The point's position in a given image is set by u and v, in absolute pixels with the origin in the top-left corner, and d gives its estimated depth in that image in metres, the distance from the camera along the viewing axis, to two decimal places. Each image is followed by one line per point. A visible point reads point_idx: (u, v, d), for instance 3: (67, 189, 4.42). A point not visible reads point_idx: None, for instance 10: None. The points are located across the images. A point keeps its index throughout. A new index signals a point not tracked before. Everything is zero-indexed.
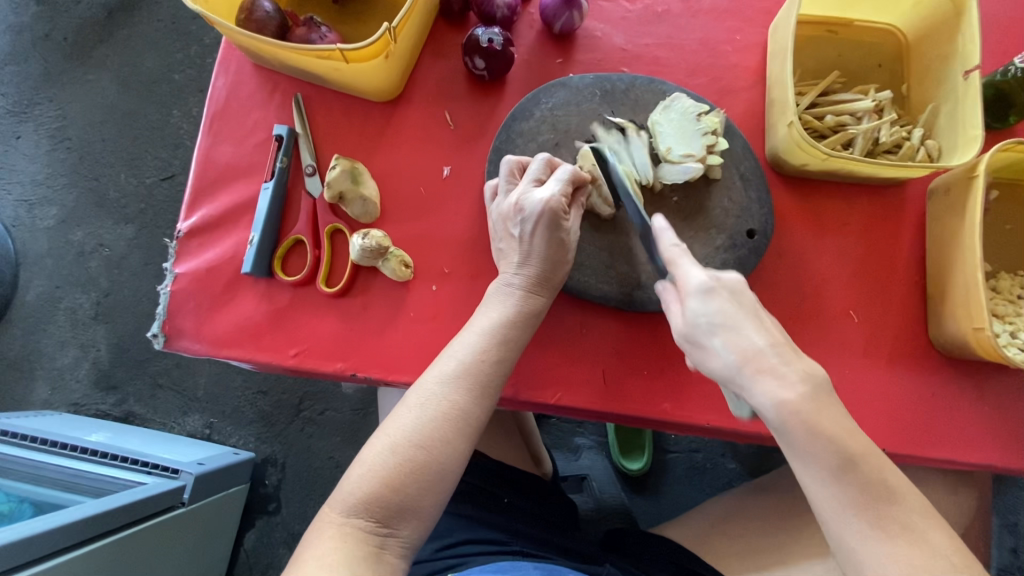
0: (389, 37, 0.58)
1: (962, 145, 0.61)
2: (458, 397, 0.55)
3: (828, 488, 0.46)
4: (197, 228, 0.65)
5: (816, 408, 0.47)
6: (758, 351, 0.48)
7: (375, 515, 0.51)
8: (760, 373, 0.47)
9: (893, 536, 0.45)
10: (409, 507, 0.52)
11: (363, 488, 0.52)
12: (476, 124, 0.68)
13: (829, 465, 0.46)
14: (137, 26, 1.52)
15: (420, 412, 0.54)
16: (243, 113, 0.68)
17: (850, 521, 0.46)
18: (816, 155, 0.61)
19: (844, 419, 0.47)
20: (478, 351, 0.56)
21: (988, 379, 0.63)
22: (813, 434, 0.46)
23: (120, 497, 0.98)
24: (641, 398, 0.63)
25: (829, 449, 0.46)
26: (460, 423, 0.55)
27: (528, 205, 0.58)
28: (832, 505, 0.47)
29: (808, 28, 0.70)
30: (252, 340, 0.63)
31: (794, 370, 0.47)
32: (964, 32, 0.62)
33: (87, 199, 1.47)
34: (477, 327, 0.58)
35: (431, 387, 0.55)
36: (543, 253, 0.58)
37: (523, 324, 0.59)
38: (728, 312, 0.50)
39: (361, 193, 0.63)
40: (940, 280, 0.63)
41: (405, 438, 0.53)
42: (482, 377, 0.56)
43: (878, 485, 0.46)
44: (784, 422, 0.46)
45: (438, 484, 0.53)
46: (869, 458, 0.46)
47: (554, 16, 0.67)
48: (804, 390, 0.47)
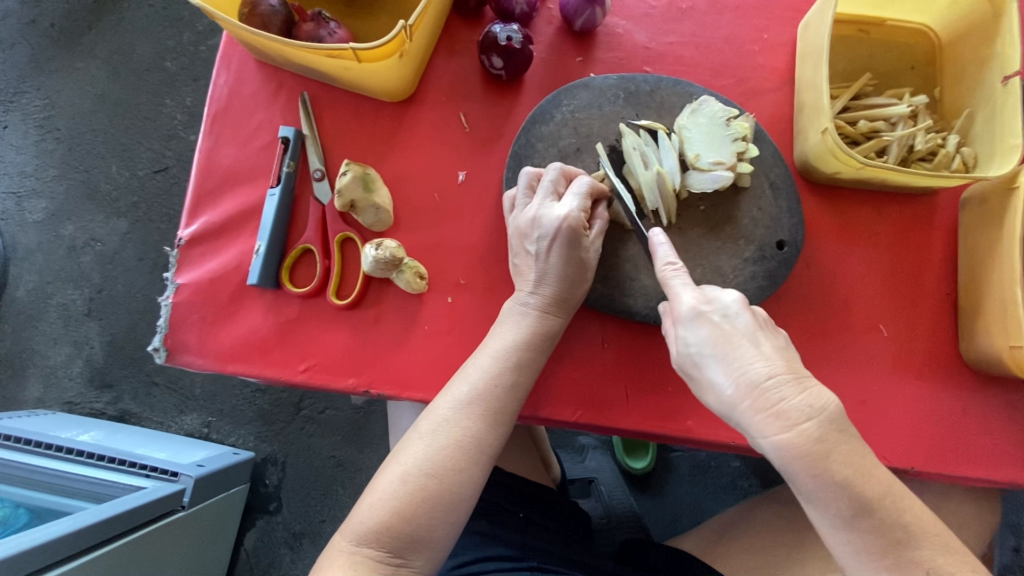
0: (404, 35, 0.54)
1: (1001, 154, 0.58)
2: (471, 424, 0.53)
3: (844, 530, 0.44)
4: (198, 236, 0.62)
5: (827, 446, 0.43)
6: (756, 382, 0.45)
7: (385, 545, 0.49)
8: (759, 407, 0.45)
9: None
10: (422, 537, 0.50)
11: (374, 517, 0.49)
12: (493, 126, 0.65)
13: (841, 510, 0.44)
14: (127, 11, 1.47)
15: (432, 439, 0.52)
16: (246, 111, 0.64)
17: (866, 564, 0.44)
18: (850, 163, 0.58)
19: (859, 455, 0.44)
20: (493, 375, 0.54)
21: (1017, 393, 0.62)
22: (822, 476, 0.43)
23: (118, 503, 0.95)
24: (664, 414, 0.60)
25: (843, 493, 0.43)
26: (474, 450, 0.52)
27: (547, 222, 0.55)
28: (850, 549, 0.45)
29: (839, 27, 0.67)
30: (258, 354, 0.60)
31: (799, 403, 0.44)
32: (1003, 36, 0.59)
33: (77, 192, 1.43)
34: (492, 349, 0.55)
35: (442, 412, 0.53)
36: (561, 275, 0.56)
37: (540, 347, 0.56)
38: (720, 340, 0.47)
39: (373, 201, 0.60)
40: (973, 294, 0.61)
41: (417, 466, 0.51)
42: (497, 402, 0.54)
43: (898, 531, 0.43)
44: (787, 463, 0.44)
45: (451, 514, 0.51)
46: (887, 501, 0.44)
47: (576, 12, 0.64)
48: (810, 426, 0.43)
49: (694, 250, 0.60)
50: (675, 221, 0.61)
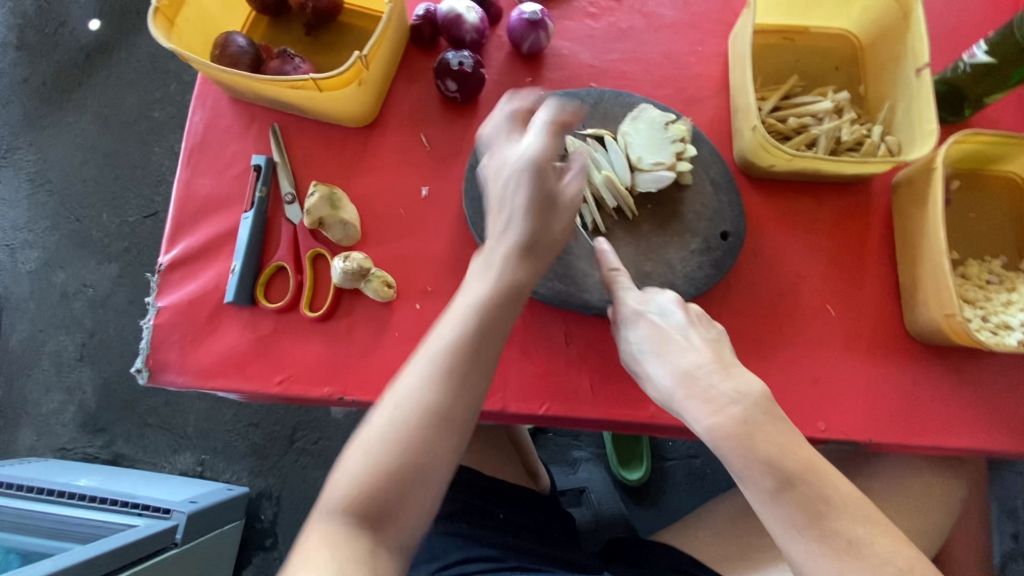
0: (361, 65, 0.60)
1: (919, 138, 0.63)
2: (451, 373, 0.49)
3: (772, 510, 0.47)
4: (178, 261, 0.65)
5: (751, 428, 0.48)
6: (688, 371, 0.51)
7: (361, 515, 0.45)
8: (692, 394, 0.51)
9: (839, 554, 0.45)
10: (404, 496, 0.46)
11: (350, 483, 0.45)
12: (452, 144, 0.69)
13: (766, 486, 0.47)
14: (115, 67, 1.54)
15: (410, 393, 0.48)
16: (221, 144, 0.69)
17: (795, 543, 0.46)
18: (780, 156, 0.63)
19: (781, 435, 0.48)
20: (467, 331, 0.50)
21: (963, 363, 0.65)
22: (750, 452, 0.47)
23: (109, 541, 0.96)
24: (628, 402, 0.63)
25: (769, 470, 0.47)
26: (455, 399, 0.49)
27: (513, 154, 0.55)
28: (779, 528, 0.47)
29: (765, 36, 0.73)
30: (236, 369, 0.62)
31: (726, 390, 0.50)
32: (912, 35, 0.65)
33: (69, 240, 1.47)
34: (466, 306, 0.52)
35: (415, 381, 0.49)
36: (531, 216, 0.54)
37: (518, 304, 0.53)
38: (657, 337, 0.54)
39: (340, 216, 0.64)
40: (910, 270, 0.65)
41: (393, 421, 0.47)
42: (473, 364, 0.50)
43: (824, 507, 0.46)
44: (717, 441, 0.49)
45: (434, 468, 0.47)
46: (807, 475, 0.47)
47: (521, 37, 0.70)
48: (736, 411, 0.49)
49: (645, 244, 0.64)
50: (629, 219, 0.65)
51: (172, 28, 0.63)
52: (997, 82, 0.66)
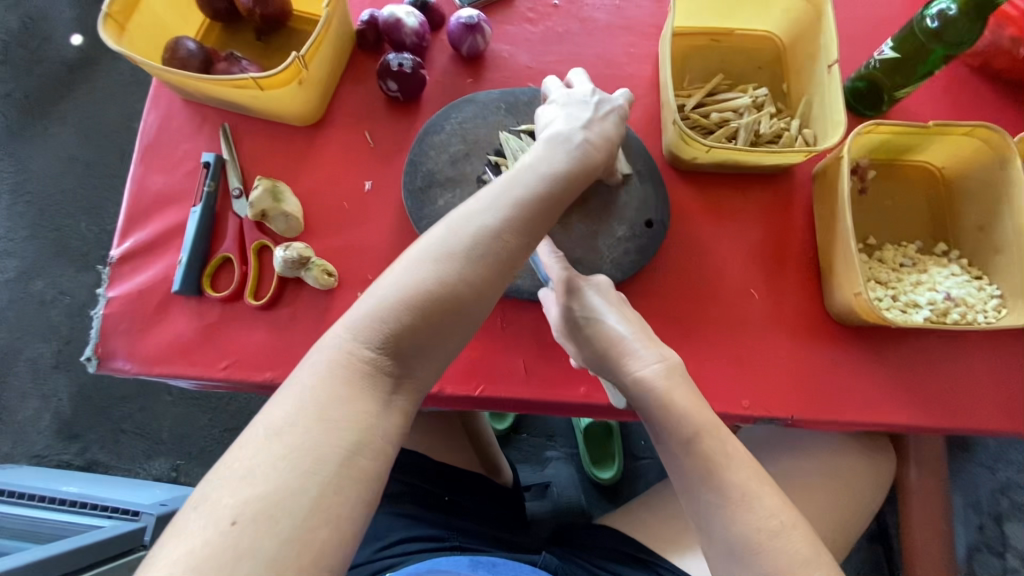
0: (299, 65, 0.64)
1: (831, 129, 0.67)
2: (510, 233, 0.49)
3: (681, 460, 0.52)
4: (129, 253, 0.68)
5: (669, 384, 0.53)
6: (619, 336, 0.56)
7: (383, 349, 0.46)
8: (622, 355, 0.56)
9: (734, 503, 0.50)
10: (427, 345, 0.47)
11: (384, 312, 0.46)
12: (395, 141, 0.73)
13: (679, 438, 0.52)
14: (96, 80, 1.58)
15: (468, 237, 0.48)
16: (174, 143, 0.72)
17: (699, 491, 0.51)
18: (699, 147, 0.67)
19: (695, 397, 0.54)
20: (487, 224, 0.48)
21: (880, 343, 0.69)
22: (665, 408, 0.53)
23: (77, 540, 0.97)
24: (561, 383, 0.66)
25: (683, 423, 0.52)
26: (506, 264, 0.49)
27: (609, 100, 0.63)
28: (687, 478, 0.52)
29: (693, 38, 0.78)
30: (182, 357, 0.65)
31: (650, 353, 0.56)
32: (824, 34, 0.70)
33: (47, 249, 1.49)
34: (490, 207, 0.49)
35: (409, 272, 0.46)
36: (567, 147, 0.56)
37: (541, 213, 0.51)
38: (594, 307, 0.59)
39: (282, 209, 0.67)
40: (827, 254, 0.68)
41: (445, 261, 0.47)
42: (487, 263, 0.48)
43: (726, 462, 0.51)
44: (641, 395, 0.54)
45: (463, 324, 0.48)
46: (714, 433, 0.52)
47: (460, 40, 0.74)
48: (659, 369, 0.54)
49: (574, 231, 0.68)
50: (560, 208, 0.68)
51: (124, 34, 0.66)
52: (910, 71, 0.70)
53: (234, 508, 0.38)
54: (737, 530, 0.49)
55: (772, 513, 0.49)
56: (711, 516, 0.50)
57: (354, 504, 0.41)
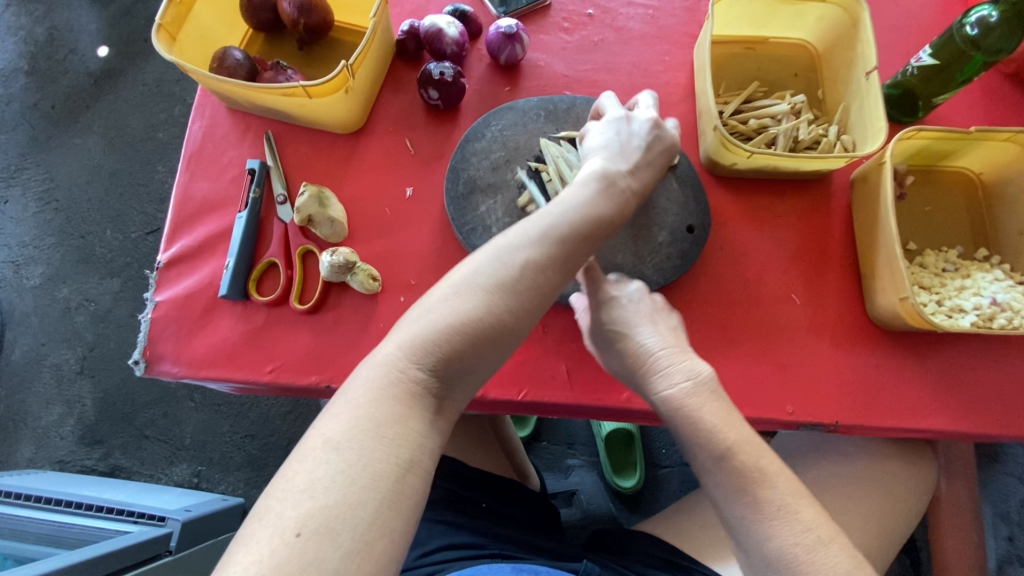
0: (347, 73, 0.65)
1: (872, 134, 0.67)
2: (552, 261, 0.49)
3: (712, 474, 0.51)
4: (176, 258, 0.69)
5: (698, 402, 0.52)
6: (651, 351, 0.56)
7: (428, 371, 0.46)
8: (653, 371, 0.55)
9: (769, 517, 0.48)
10: (470, 368, 0.47)
11: (427, 335, 0.46)
12: (435, 148, 0.74)
13: (710, 453, 0.51)
14: (123, 90, 1.61)
15: (512, 266, 0.48)
16: (218, 150, 0.73)
17: (731, 506, 0.50)
18: (740, 153, 0.67)
19: (726, 412, 0.53)
20: (532, 253, 0.48)
21: (923, 348, 0.68)
22: (696, 423, 0.52)
23: (106, 545, 0.98)
24: (603, 387, 0.66)
25: (711, 439, 0.51)
26: (547, 292, 0.49)
27: (658, 129, 0.61)
28: (720, 492, 0.51)
29: (728, 46, 0.78)
30: (228, 360, 0.66)
31: (680, 369, 0.54)
32: (862, 40, 0.70)
33: (73, 257, 1.51)
34: (534, 236, 0.49)
35: (456, 297, 0.47)
36: (609, 182, 0.54)
37: (581, 244, 0.51)
38: (626, 320, 0.58)
39: (328, 214, 0.68)
40: (868, 259, 0.68)
41: (488, 289, 0.47)
42: (530, 292, 0.48)
43: (761, 476, 0.49)
44: (671, 411, 0.53)
45: (506, 348, 0.48)
46: (746, 447, 0.51)
47: (499, 49, 0.75)
48: (688, 387, 0.53)
49: (616, 236, 0.68)
50: None
51: (174, 43, 0.68)
52: (946, 80, 0.70)
53: (298, 520, 0.38)
54: (772, 545, 0.48)
55: (807, 527, 0.48)
56: (743, 531, 0.49)
57: (407, 518, 0.41)
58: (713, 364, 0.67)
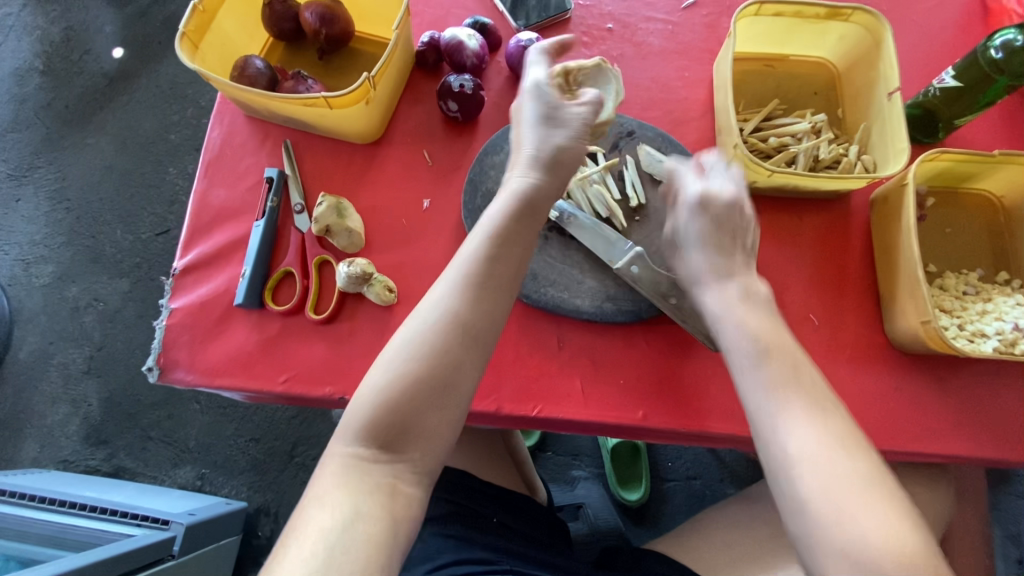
0: (369, 85, 0.65)
1: (893, 156, 0.67)
2: (461, 306, 0.53)
3: (749, 369, 0.53)
4: (191, 265, 0.69)
5: (747, 313, 0.55)
6: (717, 264, 0.58)
7: (377, 439, 0.50)
8: (712, 279, 0.58)
9: (799, 413, 0.50)
10: (417, 426, 0.51)
11: (366, 407, 0.51)
12: (453, 159, 0.74)
13: (749, 352, 0.53)
14: (136, 92, 1.62)
15: (419, 323, 0.52)
16: (237, 158, 0.73)
17: (763, 398, 0.51)
18: (761, 171, 0.67)
19: (771, 323, 0.55)
20: (435, 311, 0.53)
21: (944, 372, 0.67)
22: (741, 327, 0.54)
23: (110, 548, 0.97)
24: (619, 405, 0.65)
25: (753, 341, 0.53)
26: (464, 333, 0.52)
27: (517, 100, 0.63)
28: (752, 388, 0.52)
29: (748, 63, 0.78)
30: (243, 369, 0.65)
31: (738, 287, 0.57)
32: (885, 61, 0.70)
33: (83, 256, 1.52)
34: (434, 299, 0.54)
35: (375, 376, 0.51)
36: (522, 192, 0.57)
37: (485, 286, 0.54)
38: (706, 231, 0.58)
39: (346, 225, 0.68)
40: (888, 281, 0.68)
41: (402, 350, 0.52)
42: (441, 336, 0.52)
43: (795, 378, 0.51)
44: (719, 314, 0.56)
45: (443, 397, 0.51)
46: (784, 353, 0.53)
47: (519, 62, 0.75)
48: (738, 301, 0.56)
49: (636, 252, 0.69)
50: (627, 227, 0.71)
51: (197, 52, 0.68)
52: (969, 103, 0.70)
53: None
54: (795, 438, 0.49)
55: (865, 473, 0.47)
56: (769, 424, 0.50)
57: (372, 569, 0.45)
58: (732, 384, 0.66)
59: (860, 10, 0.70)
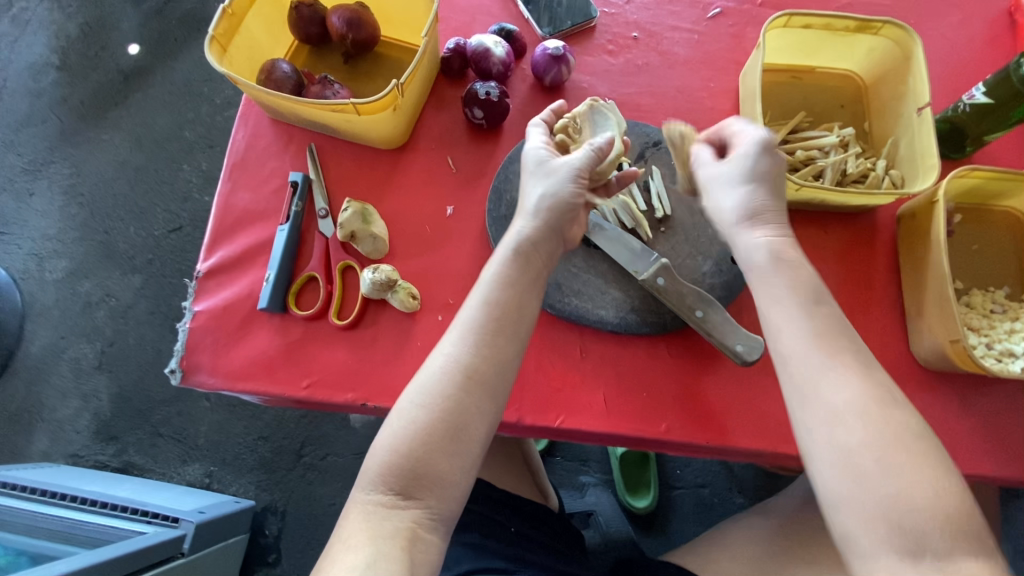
0: (397, 92, 0.65)
1: (922, 172, 0.67)
2: (464, 355, 0.56)
3: (801, 321, 0.54)
4: (215, 268, 0.69)
5: (779, 258, 0.57)
6: (747, 219, 0.59)
7: (392, 485, 0.53)
8: (750, 235, 0.59)
9: (847, 370, 0.52)
10: (429, 473, 0.53)
11: (382, 456, 0.54)
12: (477, 166, 0.74)
13: (800, 307, 0.55)
14: (152, 89, 1.63)
15: (427, 374, 0.56)
16: (261, 161, 0.73)
17: (815, 353, 0.53)
18: (788, 185, 0.66)
19: (811, 278, 0.57)
20: (440, 358, 0.56)
21: (969, 390, 0.67)
22: (778, 278, 0.56)
23: (121, 546, 0.97)
24: (642, 418, 0.65)
25: (800, 295, 0.55)
26: (467, 379, 0.55)
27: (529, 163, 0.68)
28: (802, 342, 0.54)
29: (774, 75, 0.78)
30: (265, 373, 0.65)
31: (763, 233, 0.59)
32: (915, 75, 0.69)
33: (96, 251, 1.52)
34: (443, 348, 0.57)
35: (393, 424, 0.55)
36: (513, 247, 0.61)
37: (490, 333, 0.57)
38: (725, 196, 0.61)
39: (371, 231, 0.68)
40: (915, 298, 0.67)
41: (411, 399, 0.55)
42: (445, 384, 0.55)
43: (837, 333, 0.54)
44: (759, 270, 0.58)
45: (451, 442, 0.53)
46: (829, 311, 0.55)
47: (545, 70, 0.75)
48: (767, 246, 0.58)
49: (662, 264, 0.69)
50: (653, 238, 0.70)
51: (224, 54, 0.68)
52: (995, 121, 0.70)
53: None
54: (846, 394, 0.51)
55: (924, 451, 0.50)
56: (822, 380, 0.52)
57: None
58: (756, 398, 0.66)
59: (891, 24, 0.69)
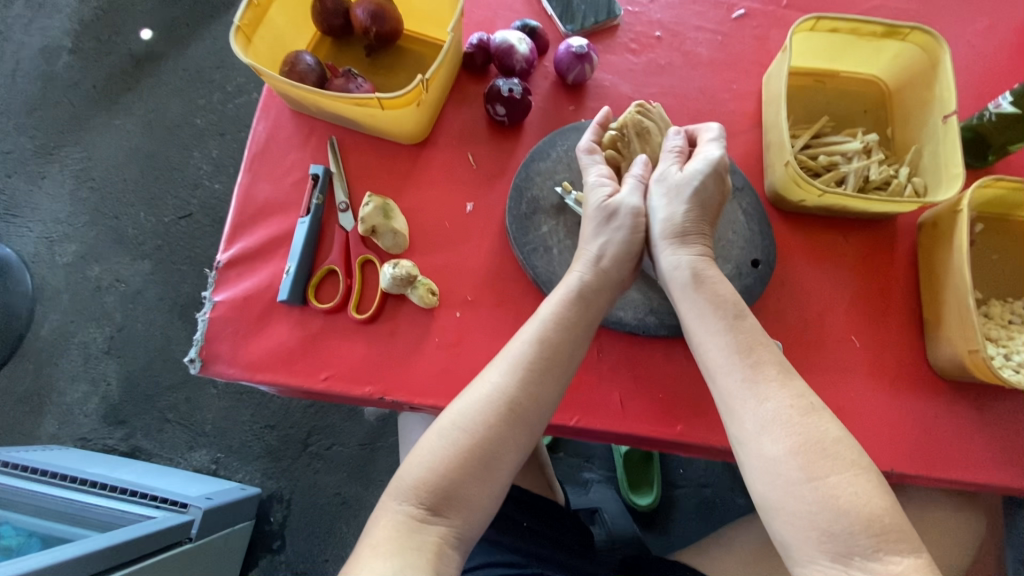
0: (421, 88, 0.64)
1: (946, 181, 0.66)
2: (511, 386, 0.57)
3: (718, 337, 0.58)
4: (235, 259, 0.69)
5: (693, 271, 0.62)
6: (670, 223, 0.65)
7: (424, 502, 0.53)
8: (664, 238, 0.65)
9: (769, 382, 0.54)
10: (461, 494, 0.54)
11: (417, 472, 0.54)
12: (497, 163, 0.73)
13: (720, 324, 0.59)
14: (164, 75, 1.63)
15: (472, 400, 0.57)
16: (282, 153, 0.73)
17: (733, 367, 0.56)
18: (811, 190, 0.66)
19: (728, 296, 0.60)
20: (486, 385, 0.58)
21: (984, 399, 0.67)
22: (690, 290, 0.61)
23: (132, 530, 0.98)
24: (659, 419, 0.65)
25: (716, 311, 0.59)
26: (511, 412, 0.57)
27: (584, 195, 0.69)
28: (722, 356, 0.57)
29: (798, 78, 0.77)
30: (283, 365, 0.66)
31: (681, 245, 0.64)
32: (942, 83, 0.69)
33: (106, 237, 1.53)
34: (489, 377, 0.58)
35: (431, 443, 0.56)
36: (573, 289, 0.62)
37: (539, 370, 0.58)
38: (661, 198, 0.66)
39: (392, 226, 0.68)
40: (934, 307, 0.67)
41: (453, 423, 0.56)
42: (489, 414, 0.56)
43: (758, 347, 0.57)
44: (670, 274, 0.63)
45: (485, 470, 0.55)
46: (750, 327, 0.58)
47: (568, 68, 0.74)
48: (676, 257, 0.63)
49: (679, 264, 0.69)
50: None
51: (249, 45, 0.68)
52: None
53: None
54: (767, 406, 0.53)
55: (855, 461, 0.50)
56: (740, 393, 0.55)
57: None
58: None
59: (919, 30, 0.69)
